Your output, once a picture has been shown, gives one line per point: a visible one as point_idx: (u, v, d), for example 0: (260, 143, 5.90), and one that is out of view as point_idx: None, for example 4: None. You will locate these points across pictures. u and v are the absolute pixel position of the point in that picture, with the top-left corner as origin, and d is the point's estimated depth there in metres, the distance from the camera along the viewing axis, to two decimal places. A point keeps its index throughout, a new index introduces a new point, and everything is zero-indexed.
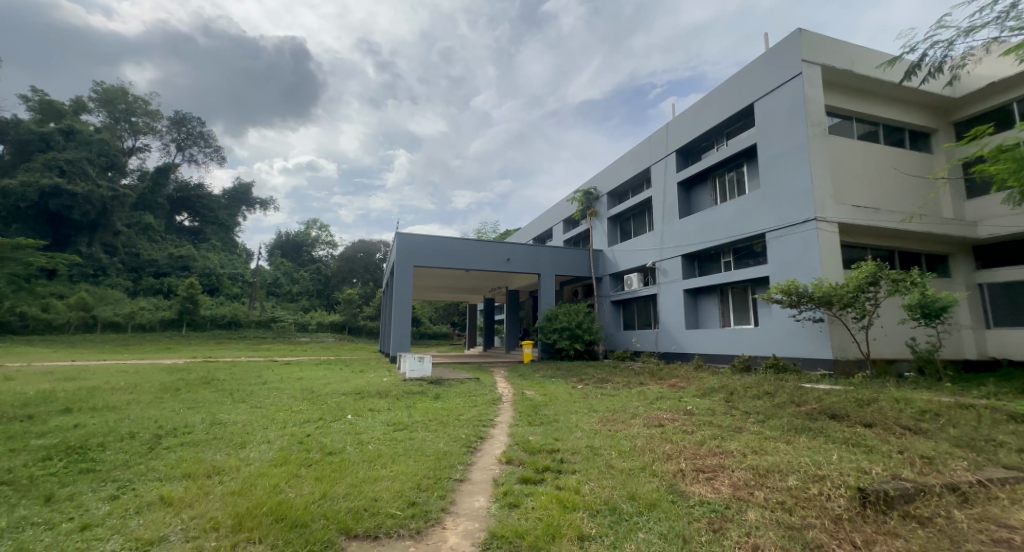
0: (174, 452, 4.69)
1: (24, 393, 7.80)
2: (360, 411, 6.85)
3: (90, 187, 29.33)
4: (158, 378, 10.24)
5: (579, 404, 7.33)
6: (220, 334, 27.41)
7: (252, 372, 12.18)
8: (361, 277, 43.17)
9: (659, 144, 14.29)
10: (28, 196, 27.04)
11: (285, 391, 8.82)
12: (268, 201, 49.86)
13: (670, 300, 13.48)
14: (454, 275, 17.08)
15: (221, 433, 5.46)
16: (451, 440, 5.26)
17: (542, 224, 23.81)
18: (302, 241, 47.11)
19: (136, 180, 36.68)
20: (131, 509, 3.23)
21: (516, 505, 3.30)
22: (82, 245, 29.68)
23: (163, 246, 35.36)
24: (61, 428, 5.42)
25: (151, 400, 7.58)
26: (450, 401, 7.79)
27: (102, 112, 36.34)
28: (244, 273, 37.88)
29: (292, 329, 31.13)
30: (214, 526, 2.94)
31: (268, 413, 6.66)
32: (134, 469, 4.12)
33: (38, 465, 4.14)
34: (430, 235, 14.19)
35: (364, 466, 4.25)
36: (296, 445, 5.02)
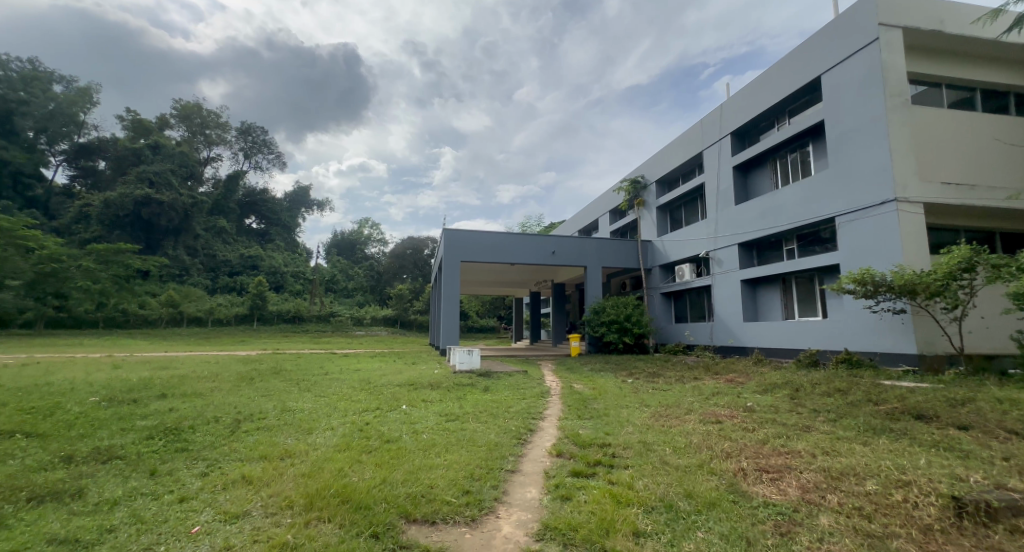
0: (252, 436, 5.14)
1: (128, 380, 8.92)
2: (414, 402, 7.13)
3: (175, 196, 32.60)
4: (235, 368, 11.26)
5: (630, 398, 7.18)
6: (285, 327, 29.62)
7: (314, 363, 13.07)
8: (411, 273, 44.58)
9: (713, 126, 13.54)
10: (125, 205, 30.55)
11: (344, 382, 9.38)
12: (324, 203, 52.87)
13: (726, 291, 12.80)
14: (500, 269, 17.26)
15: (291, 420, 5.90)
16: (501, 431, 5.35)
17: (587, 215, 23.46)
18: (355, 240, 49.55)
19: (212, 188, 40.33)
20: (219, 485, 3.59)
21: (568, 498, 3.30)
22: (169, 249, 33.09)
23: (235, 247, 38.54)
24: (159, 411, 6.15)
25: (230, 387, 8.37)
26: (499, 393, 7.91)
27: (182, 127, 40.31)
28: (305, 271, 40.79)
29: (348, 323, 32.95)
30: (290, 504, 3.21)
31: (330, 402, 7.13)
32: (219, 449, 4.57)
33: (142, 443, 4.69)
34: (478, 230, 14.37)
35: (419, 454, 4.43)
36: (357, 433, 5.32)
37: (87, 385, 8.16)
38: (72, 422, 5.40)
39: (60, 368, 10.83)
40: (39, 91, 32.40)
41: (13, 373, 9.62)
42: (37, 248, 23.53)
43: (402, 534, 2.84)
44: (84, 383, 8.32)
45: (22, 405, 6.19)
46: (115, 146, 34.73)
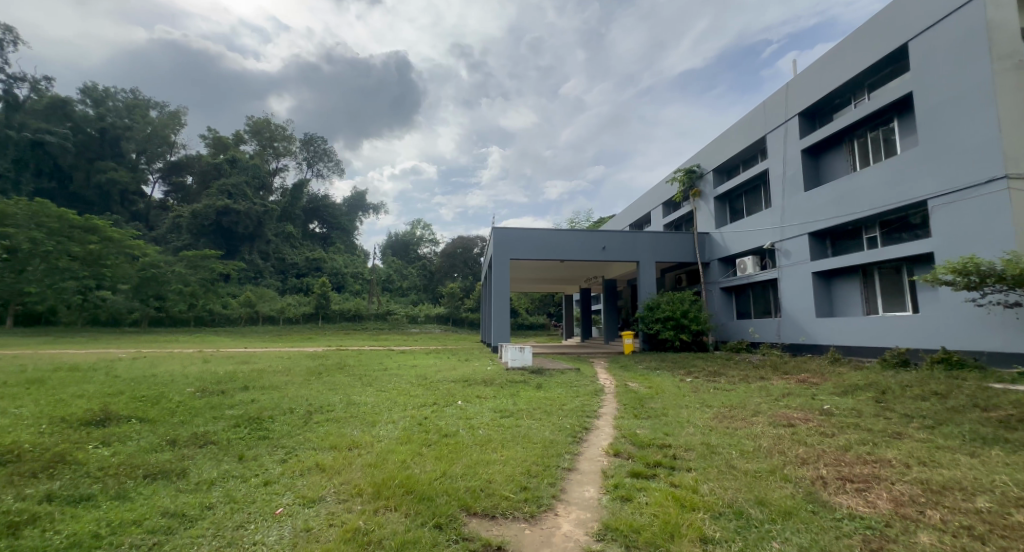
0: (323, 427, 5.51)
1: (215, 372, 9.95)
2: (469, 398, 7.30)
3: (249, 205, 35.67)
4: (305, 363, 12.15)
5: (690, 398, 6.86)
6: (347, 325, 31.44)
7: (374, 359, 13.78)
8: (461, 272, 45.57)
9: (777, 108, 12.58)
10: (209, 215, 33.97)
11: (403, 377, 9.82)
12: (380, 207, 55.41)
13: (795, 285, 11.88)
14: (549, 266, 17.24)
15: (356, 412, 6.28)
16: (556, 429, 5.34)
17: (639, 209, 22.75)
18: (409, 241, 51.45)
19: (281, 196, 43.61)
20: (297, 471, 3.90)
21: (628, 499, 3.23)
22: (245, 254, 36.27)
23: (302, 250, 41.44)
24: (243, 402, 6.79)
25: (301, 381, 9.07)
26: (552, 390, 7.91)
27: (254, 141, 44.05)
28: (363, 271, 43.11)
29: (404, 320, 34.37)
30: (359, 492, 3.41)
31: (391, 396, 7.50)
32: (295, 438, 4.96)
33: (231, 430, 5.20)
34: (527, 229, 14.39)
35: (476, 449, 4.53)
36: (416, 426, 5.54)
37: (184, 377, 9.20)
38: (175, 410, 6.11)
39: (162, 361, 12.30)
40: (139, 117, 36.79)
41: (126, 365, 11.04)
42: (141, 255, 26.80)
43: (464, 526, 2.93)
44: (182, 375, 9.37)
45: (135, 393, 7.10)
46: (200, 162, 38.68)
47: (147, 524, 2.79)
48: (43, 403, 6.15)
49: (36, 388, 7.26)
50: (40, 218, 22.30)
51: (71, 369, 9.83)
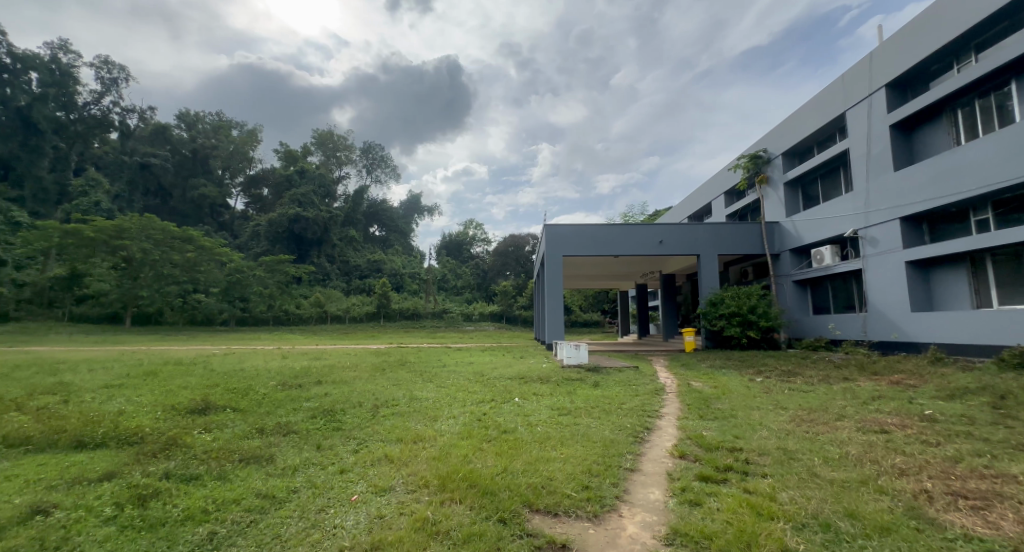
0: (389, 420, 5.82)
1: (292, 367, 10.87)
2: (526, 395, 7.34)
3: (317, 213, 38.45)
4: (369, 360, 12.91)
5: (763, 400, 6.38)
6: (406, 323, 32.93)
7: (433, 356, 14.31)
8: (514, 270, 45.86)
9: (858, 81, 11.39)
10: (283, 223, 37.03)
11: (461, 374, 10.09)
12: (434, 208, 57.26)
13: (883, 276, 10.72)
14: (603, 262, 16.90)
15: (418, 407, 6.56)
16: (616, 428, 5.22)
17: (698, 199, 21.60)
18: (462, 241, 52.72)
19: (344, 202, 46.45)
20: (368, 461, 4.15)
21: (697, 503, 3.09)
22: (315, 258, 39.09)
23: (364, 253, 43.94)
24: (318, 395, 7.35)
25: (367, 376, 9.62)
26: (610, 389, 7.75)
27: (320, 152, 47.31)
28: (420, 272, 44.85)
29: (459, 318, 35.34)
30: (426, 483, 3.56)
31: (450, 392, 7.73)
32: (365, 430, 5.27)
33: (309, 421, 5.64)
34: (579, 225, 14.16)
35: (536, 446, 4.55)
36: (476, 422, 5.66)
37: (267, 371, 10.12)
38: (261, 401, 6.74)
39: (249, 356, 13.65)
40: (224, 137, 40.91)
41: (219, 360, 12.39)
42: (228, 261, 29.81)
43: (527, 523, 2.95)
44: (264, 369, 10.33)
45: (228, 385, 7.96)
46: (274, 174, 42.18)
47: (243, 503, 3.10)
48: (156, 393, 7.05)
49: (152, 379, 8.39)
50: (149, 231, 25.41)
51: (176, 363, 11.20)
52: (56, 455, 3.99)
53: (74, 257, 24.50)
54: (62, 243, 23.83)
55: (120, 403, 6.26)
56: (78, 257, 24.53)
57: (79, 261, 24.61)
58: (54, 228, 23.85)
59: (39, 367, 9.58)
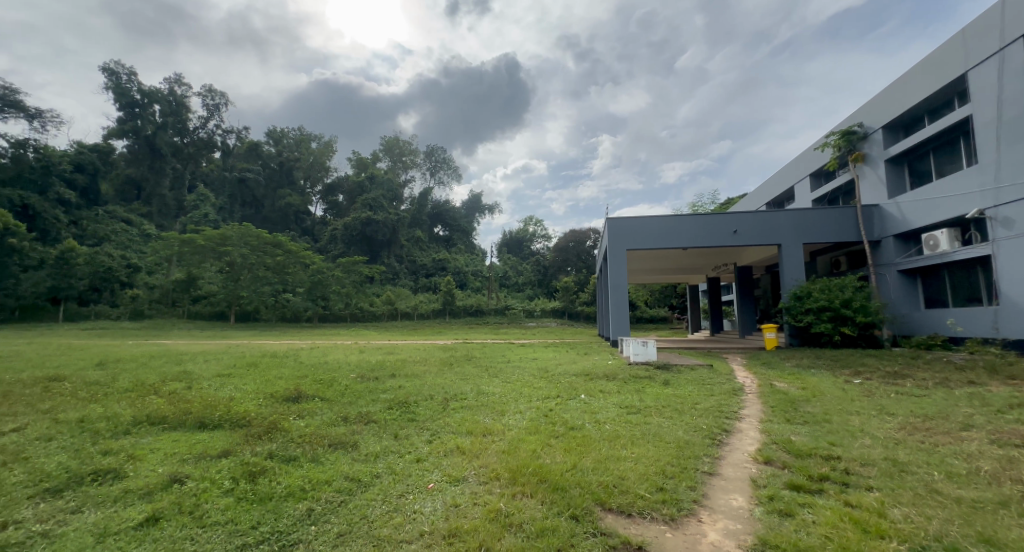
0: (459, 412, 6.04)
1: (369, 361, 11.68)
2: (592, 392, 7.23)
3: (386, 216, 40.85)
4: (437, 355, 13.49)
5: (864, 404, 5.67)
6: (470, 320, 33.93)
7: (498, 352, 14.61)
8: (575, 265, 45.26)
9: (984, 35, 9.73)
10: (357, 226, 39.75)
11: (525, 370, 10.18)
12: (495, 207, 58.22)
13: (1020, 264, 9.14)
14: (671, 255, 16.12)
15: (486, 401, 6.73)
16: (691, 429, 4.96)
17: (779, 183, 19.79)
18: (522, 238, 53.07)
19: (410, 204, 48.72)
20: (442, 451, 4.33)
21: (789, 514, 2.84)
22: (385, 259, 41.51)
23: (429, 252, 45.89)
24: (393, 387, 7.83)
25: (436, 370, 10.08)
26: (682, 388, 7.38)
27: (388, 158, 50.16)
28: (482, 270, 45.87)
29: (521, 315, 35.66)
30: (497, 476, 3.64)
31: (516, 387, 7.85)
32: (437, 422, 5.50)
33: (387, 411, 6.03)
34: (644, 217, 13.60)
35: (605, 444, 4.45)
36: (543, 418, 5.68)
37: (347, 364, 10.99)
38: (344, 391, 7.35)
39: (331, 350, 14.90)
40: (305, 150, 44.79)
41: (307, 353, 13.66)
42: (311, 263, 31.97)
43: (599, 521, 2.91)
44: (345, 363, 11.20)
45: (316, 376, 8.77)
46: (348, 182, 45.37)
47: (334, 484, 3.39)
48: (257, 382, 7.92)
49: (253, 370, 9.48)
50: (246, 238, 29.28)
51: (272, 356, 12.52)
52: (185, 432, 4.65)
53: (189, 264, 28.93)
54: (181, 251, 28.33)
55: (231, 390, 7.16)
56: (193, 263, 28.89)
57: (195, 266, 29.10)
58: (174, 238, 28.34)
59: (167, 357, 11.20)
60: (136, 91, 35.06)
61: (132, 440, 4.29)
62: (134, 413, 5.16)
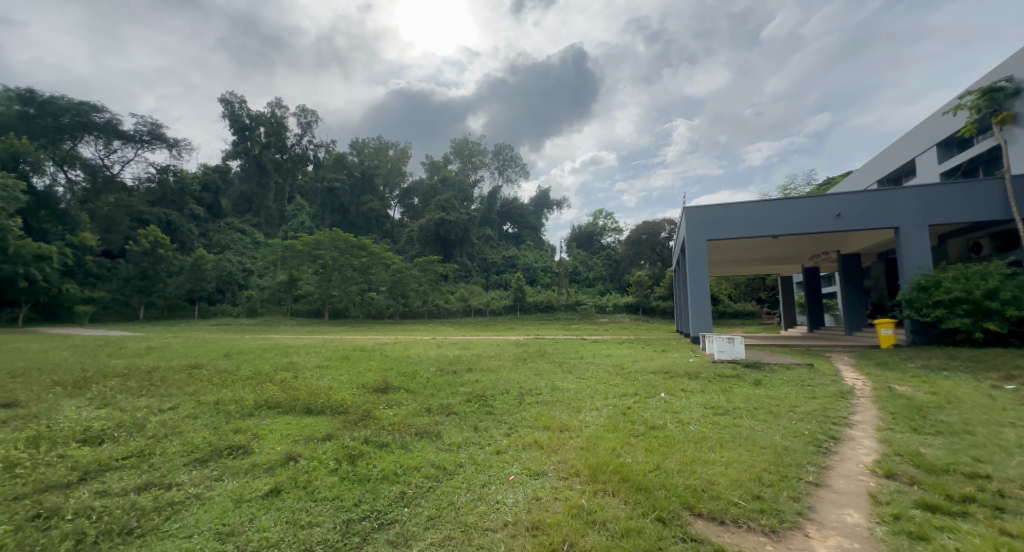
0: (535, 407, 6.09)
1: (445, 355, 12.24)
2: (673, 391, 6.88)
3: (458, 216, 42.45)
4: (510, 350, 13.74)
5: (1021, 415, 4.72)
6: (541, 316, 34.09)
7: (571, 348, 14.54)
8: (649, 259, 43.27)
9: None
10: (431, 227, 41.79)
11: (600, 366, 9.96)
12: (563, 201, 57.72)
13: None
14: (759, 244, 14.76)
15: (561, 397, 6.70)
16: (789, 434, 4.51)
17: (896, 157, 17.17)
18: (592, 231, 52.00)
19: (480, 204, 50.01)
20: (520, 445, 4.39)
21: (922, 538, 2.46)
22: (458, 257, 43.10)
23: (499, 250, 46.81)
24: (470, 381, 8.14)
25: (510, 365, 10.26)
26: (776, 389, 6.74)
27: (458, 160, 51.97)
28: (552, 265, 45.77)
29: (593, 311, 35.04)
30: (577, 472, 3.62)
31: (591, 384, 7.72)
32: (514, 416, 5.59)
33: (465, 404, 6.28)
34: (727, 204, 12.58)
35: (690, 446, 4.21)
36: (621, 416, 5.53)
37: (426, 358, 11.61)
38: (426, 384, 7.77)
39: (412, 345, 15.84)
40: (383, 158, 47.98)
41: (391, 347, 14.69)
42: (392, 263, 34.00)
43: (688, 526, 2.76)
44: (425, 357, 11.87)
45: (400, 369, 9.41)
46: (423, 185, 47.78)
47: (423, 471, 3.60)
48: (350, 373, 8.67)
49: (346, 362, 10.41)
50: (336, 241, 32.11)
51: (361, 349, 13.64)
52: (295, 416, 5.23)
53: (291, 267, 32.38)
54: (284, 255, 31.87)
55: (328, 380, 7.94)
56: (294, 266, 32.34)
57: (294, 269, 32.43)
58: (278, 244, 31.96)
59: (276, 350, 12.72)
60: (246, 116, 39.93)
61: (255, 421, 4.93)
62: (254, 398, 5.92)
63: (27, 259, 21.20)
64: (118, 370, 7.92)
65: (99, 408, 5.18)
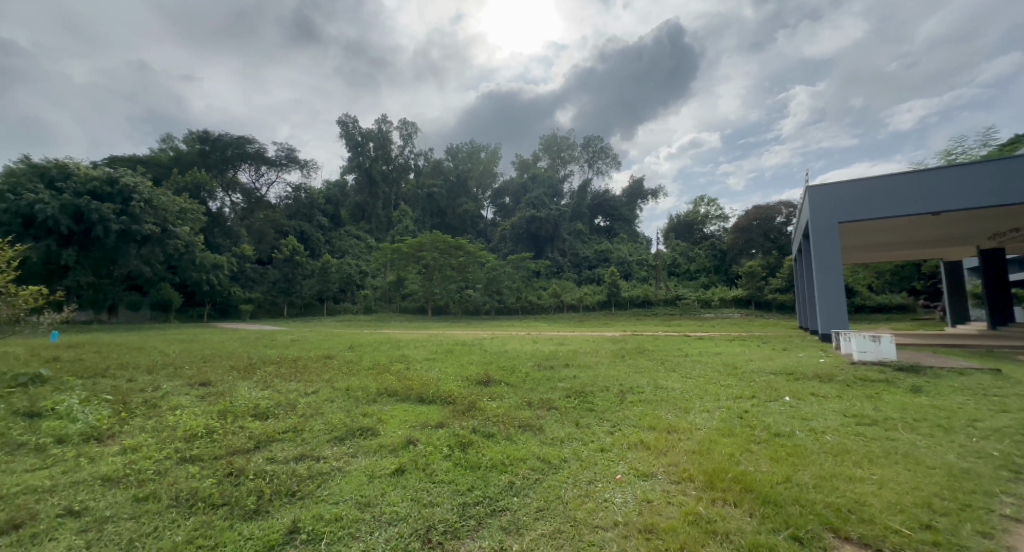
0: (638, 406, 5.84)
1: (542, 351, 12.38)
2: (800, 394, 6.07)
3: (548, 212, 42.60)
4: (608, 346, 13.44)
5: None
6: (638, 311, 32.71)
7: (674, 344, 13.72)
8: (761, 247, 38.85)
9: None
10: (523, 225, 42.56)
11: (708, 365, 9.23)
12: (658, 190, 54.45)
13: None
14: (911, 224, 12.29)
15: (666, 396, 6.32)
16: (968, 454, 3.67)
17: None
18: (692, 220, 48.21)
19: (570, 199, 49.46)
20: (625, 444, 4.24)
21: None
22: (550, 253, 43.20)
23: (591, 244, 45.85)
24: (568, 376, 8.12)
25: (607, 362, 10.01)
26: (946, 398, 5.55)
27: (547, 156, 51.97)
28: (648, 259, 43.50)
29: (696, 305, 32.59)
30: (690, 477, 3.37)
31: (699, 383, 7.17)
32: (615, 414, 5.42)
33: (565, 399, 6.27)
34: (865, 179, 10.66)
35: (830, 459, 3.66)
36: (736, 420, 5.03)
37: (523, 353, 11.88)
38: (524, 378, 7.94)
39: (509, 340, 16.32)
40: (476, 161, 50.43)
41: (489, 342, 15.33)
42: (487, 261, 35.32)
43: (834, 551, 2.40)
44: (522, 352, 12.14)
45: (499, 363, 9.76)
46: (514, 184, 48.80)
47: (529, 463, 3.67)
48: (453, 366, 9.19)
49: (450, 356, 11.10)
50: (436, 243, 34.35)
51: (461, 344, 14.45)
52: (410, 404, 5.73)
53: (398, 268, 35.42)
54: (392, 257, 35.02)
55: (435, 371, 8.56)
56: (400, 267, 35.31)
57: (401, 270, 35.37)
58: (387, 248, 35.22)
59: (389, 343, 14.08)
60: (358, 134, 44.38)
61: (378, 407, 5.49)
62: (377, 386, 6.63)
63: (207, 267, 26.39)
64: (272, 358, 9.47)
65: (263, 390, 6.26)
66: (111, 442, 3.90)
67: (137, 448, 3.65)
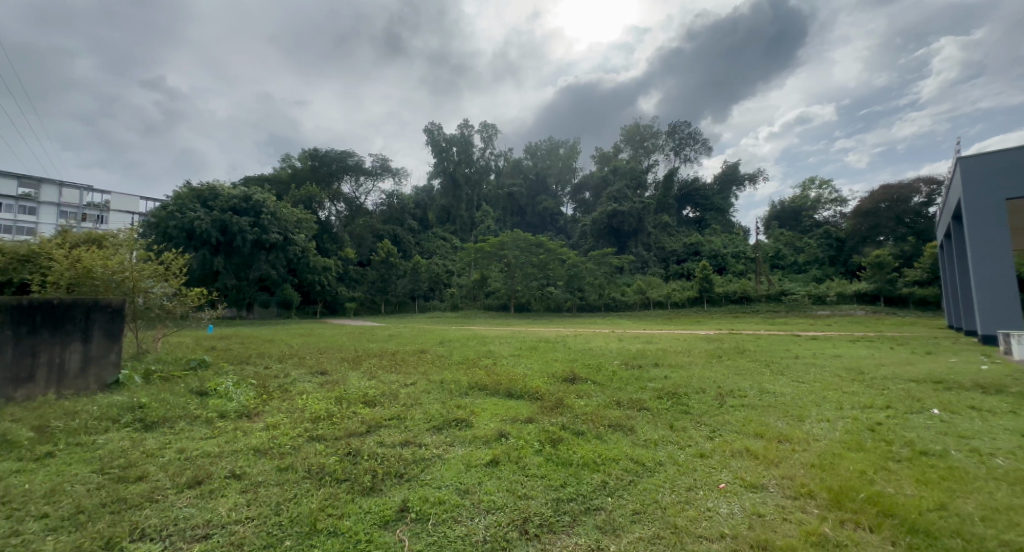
0: (741, 411, 5.34)
1: (628, 349, 11.96)
2: (954, 408, 5.07)
3: (632, 205, 40.92)
4: (702, 345, 12.55)
5: None
6: (735, 308, 30.05)
7: (781, 344, 12.36)
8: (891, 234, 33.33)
9: None
10: (604, 219, 41.40)
11: (826, 367, 8.14)
12: (757, 175, 49.32)
13: None
14: None
15: (774, 402, 5.70)
16: None
17: None
18: (800, 206, 42.88)
19: (655, 190, 46.92)
20: (728, 451, 3.90)
21: None
22: (635, 248, 41.45)
23: (679, 237, 43.04)
24: (660, 376, 7.72)
25: (702, 362, 9.36)
26: None
27: (629, 147, 49.95)
28: (745, 251, 39.65)
29: (807, 301, 28.97)
30: (810, 493, 2.99)
31: (816, 389, 6.36)
32: (715, 419, 5.01)
33: (657, 400, 5.97)
34: None
35: (1002, 488, 3.00)
36: (866, 433, 4.35)
37: (609, 351, 11.58)
38: (612, 377, 7.73)
39: (594, 337, 15.99)
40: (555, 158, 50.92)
41: (573, 339, 15.17)
42: (568, 258, 34.85)
43: None
44: (608, 350, 11.81)
45: (585, 361, 9.62)
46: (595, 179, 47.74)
47: (621, 463, 3.55)
48: (538, 363, 9.28)
49: (534, 352, 11.21)
50: (518, 241, 34.88)
51: (545, 341, 14.51)
52: (500, 398, 5.89)
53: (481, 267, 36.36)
54: (476, 257, 36.28)
55: (521, 368, 8.71)
56: (484, 266, 36.31)
57: (484, 268, 36.26)
58: (471, 248, 36.55)
59: (475, 339, 14.64)
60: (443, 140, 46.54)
61: (470, 400, 5.74)
62: (467, 380, 6.92)
63: (319, 270, 29.62)
64: (374, 351, 10.39)
65: (369, 380, 6.89)
66: (257, 418, 4.59)
67: (275, 425, 4.24)
